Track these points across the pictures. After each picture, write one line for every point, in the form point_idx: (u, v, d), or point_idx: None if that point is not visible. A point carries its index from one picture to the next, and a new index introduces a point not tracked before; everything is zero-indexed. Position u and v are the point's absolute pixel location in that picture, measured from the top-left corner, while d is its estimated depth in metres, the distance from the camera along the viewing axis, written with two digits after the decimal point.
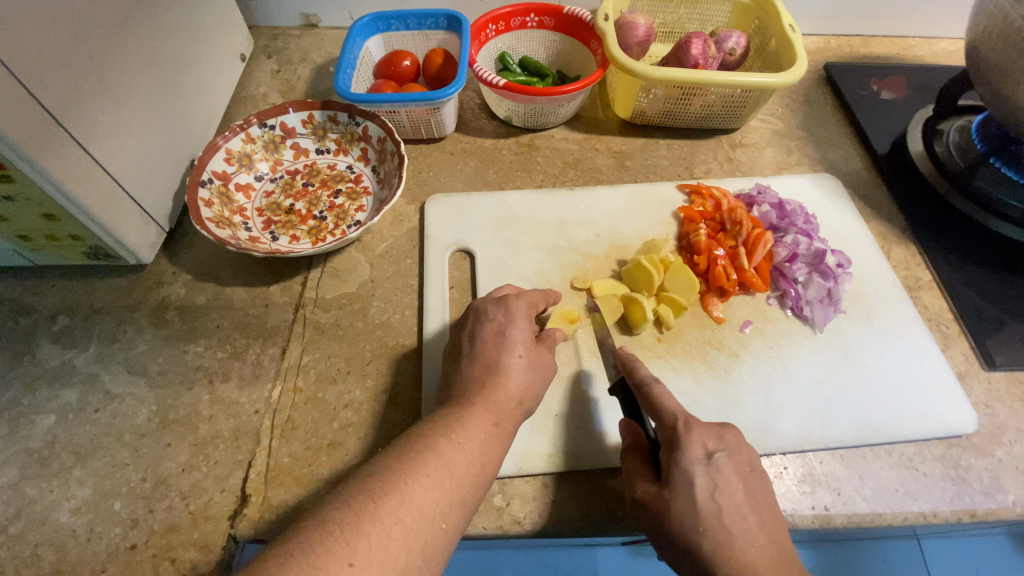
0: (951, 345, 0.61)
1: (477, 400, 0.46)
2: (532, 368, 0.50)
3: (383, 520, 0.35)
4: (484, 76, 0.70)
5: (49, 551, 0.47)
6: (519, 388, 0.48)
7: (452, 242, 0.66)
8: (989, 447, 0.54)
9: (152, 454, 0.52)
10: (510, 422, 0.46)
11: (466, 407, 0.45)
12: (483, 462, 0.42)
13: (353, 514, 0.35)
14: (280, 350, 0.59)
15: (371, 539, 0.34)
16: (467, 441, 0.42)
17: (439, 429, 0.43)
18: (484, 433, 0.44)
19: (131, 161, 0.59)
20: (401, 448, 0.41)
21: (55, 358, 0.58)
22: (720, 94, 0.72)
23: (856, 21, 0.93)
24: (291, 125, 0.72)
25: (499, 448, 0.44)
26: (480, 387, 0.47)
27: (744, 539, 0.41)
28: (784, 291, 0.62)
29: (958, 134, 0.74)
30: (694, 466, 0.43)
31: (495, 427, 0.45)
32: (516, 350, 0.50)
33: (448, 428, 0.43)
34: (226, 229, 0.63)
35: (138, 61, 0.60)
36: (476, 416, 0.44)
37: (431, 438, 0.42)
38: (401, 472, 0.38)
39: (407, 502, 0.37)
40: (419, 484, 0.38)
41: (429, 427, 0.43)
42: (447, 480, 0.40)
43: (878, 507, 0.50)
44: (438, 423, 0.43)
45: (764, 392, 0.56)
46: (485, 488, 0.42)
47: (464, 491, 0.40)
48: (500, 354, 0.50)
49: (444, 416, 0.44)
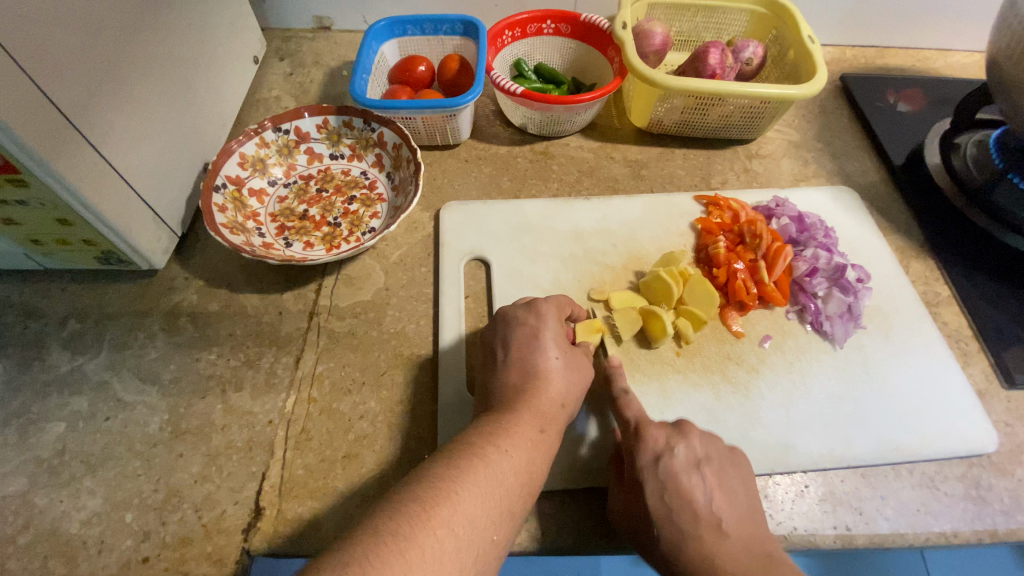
0: (970, 362, 0.60)
1: (521, 406, 0.46)
2: (571, 370, 0.50)
3: (436, 530, 0.34)
4: (501, 84, 0.69)
5: (60, 562, 0.46)
6: (559, 393, 0.48)
7: (468, 250, 0.66)
8: (1009, 467, 0.53)
9: (164, 464, 0.51)
10: (554, 428, 0.46)
11: (509, 414, 0.45)
12: (529, 472, 0.42)
13: (406, 524, 0.34)
14: (294, 359, 0.58)
15: (426, 551, 0.33)
16: (513, 450, 0.42)
17: (484, 438, 0.42)
18: (529, 443, 0.43)
19: (145, 165, 0.58)
20: (446, 456, 0.41)
21: (65, 364, 0.57)
22: (739, 105, 0.71)
23: (872, 32, 0.92)
24: (305, 130, 0.71)
25: (544, 457, 0.44)
26: (522, 392, 0.47)
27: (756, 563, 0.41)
28: (803, 305, 0.61)
29: (976, 148, 0.73)
30: (645, 470, 0.45)
31: (540, 434, 0.45)
32: (552, 351, 0.50)
33: (493, 436, 0.43)
34: (240, 235, 0.62)
35: (153, 64, 0.59)
36: (521, 425, 0.44)
37: (477, 446, 0.41)
38: (451, 481, 0.38)
39: (458, 512, 0.36)
40: (469, 494, 0.37)
41: (473, 436, 0.43)
42: (496, 491, 0.39)
43: (899, 527, 0.49)
44: (481, 432, 0.43)
45: (785, 408, 0.56)
46: (531, 499, 0.42)
47: (511, 501, 0.40)
48: (530, 355, 0.49)
49: (489, 423, 0.44)
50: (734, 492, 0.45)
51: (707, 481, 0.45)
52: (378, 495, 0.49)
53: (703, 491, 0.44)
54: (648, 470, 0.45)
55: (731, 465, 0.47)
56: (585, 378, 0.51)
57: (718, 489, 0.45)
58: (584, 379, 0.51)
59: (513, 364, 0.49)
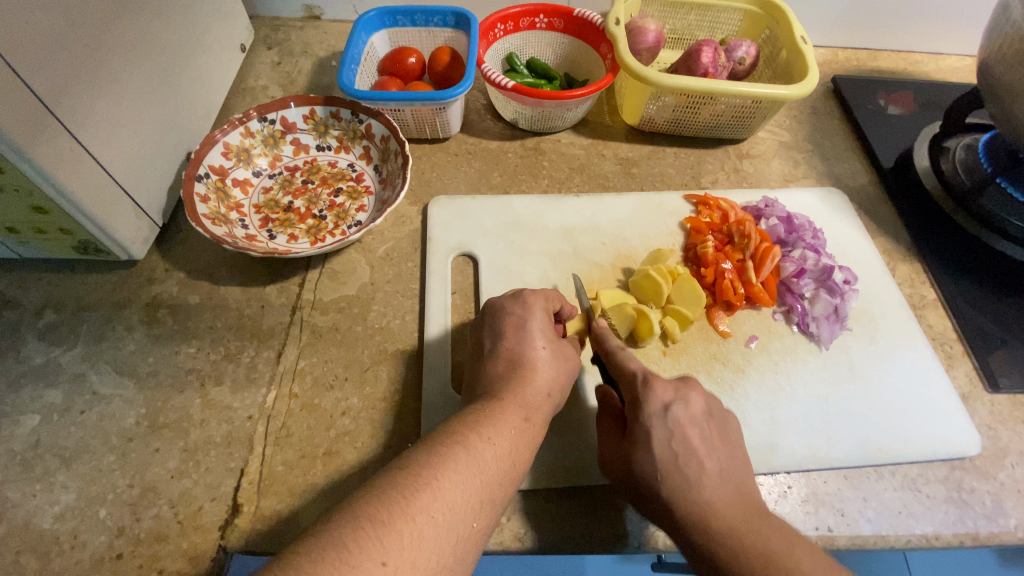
0: (955, 365, 0.61)
1: (506, 395, 0.45)
2: (557, 360, 0.50)
3: (415, 517, 0.34)
4: (492, 77, 0.68)
5: (31, 558, 0.45)
6: (548, 382, 0.48)
7: (455, 245, 0.65)
8: (991, 470, 0.54)
9: (140, 459, 0.50)
10: (539, 417, 0.46)
11: (493, 404, 0.44)
12: (513, 460, 0.41)
13: (385, 510, 0.33)
14: (275, 353, 0.57)
15: (404, 537, 0.33)
16: (496, 438, 0.41)
17: (467, 426, 0.42)
18: (513, 431, 0.43)
19: (125, 151, 0.56)
20: (428, 443, 0.40)
21: (40, 356, 0.55)
22: (730, 104, 0.71)
23: (864, 34, 0.92)
24: (292, 120, 0.70)
25: (529, 446, 0.44)
26: (508, 381, 0.47)
27: (752, 513, 0.42)
28: (790, 306, 0.61)
29: (965, 153, 0.74)
30: (653, 418, 0.44)
31: (525, 422, 0.44)
32: (539, 341, 0.50)
33: (477, 424, 0.42)
34: (222, 226, 0.61)
35: (134, 48, 0.58)
36: (506, 415, 0.43)
37: (460, 434, 0.41)
38: (432, 467, 0.37)
39: (439, 499, 0.35)
40: (450, 481, 0.37)
41: (457, 424, 0.42)
42: (478, 479, 0.38)
43: (881, 528, 0.50)
44: (465, 420, 0.42)
45: (770, 408, 0.56)
46: (513, 488, 0.41)
47: (493, 490, 0.39)
48: (516, 347, 0.49)
49: (472, 412, 0.44)
50: (733, 447, 0.46)
51: (710, 435, 0.45)
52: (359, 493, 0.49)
53: (705, 444, 0.44)
54: (656, 418, 0.44)
55: (729, 424, 0.47)
56: (569, 370, 0.50)
57: (718, 443, 0.45)
58: (570, 370, 0.50)
59: (501, 354, 0.49)
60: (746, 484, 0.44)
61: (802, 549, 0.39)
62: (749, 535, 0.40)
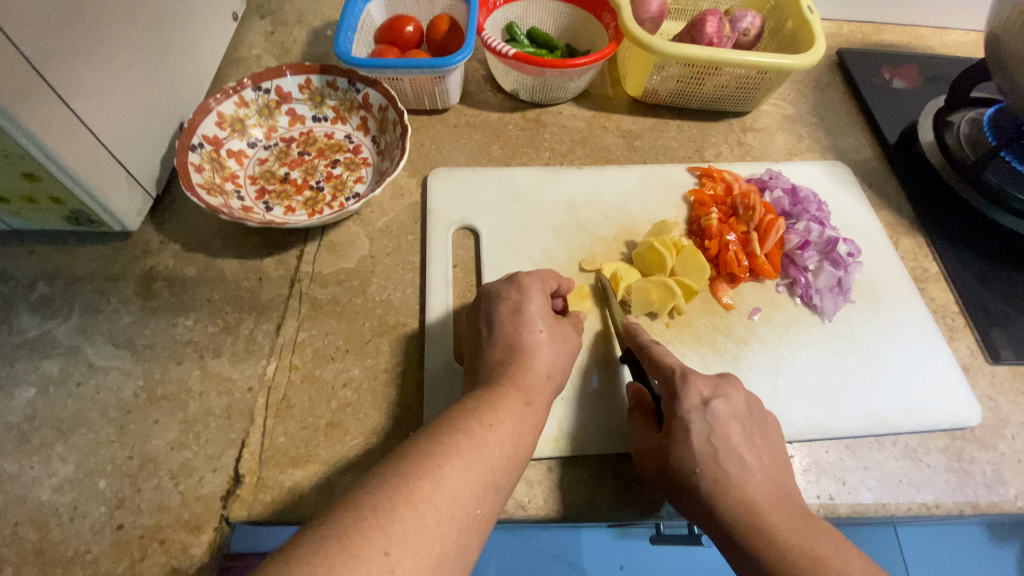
0: (957, 337, 0.61)
1: (506, 380, 0.45)
2: (556, 343, 0.49)
3: (417, 505, 0.33)
4: (493, 45, 0.67)
5: (30, 530, 0.44)
6: (548, 363, 0.48)
7: (456, 219, 0.64)
8: (991, 440, 0.54)
9: (138, 430, 0.49)
10: (540, 401, 0.46)
11: (494, 390, 0.44)
12: (515, 445, 0.41)
13: (387, 499, 0.33)
14: (274, 326, 0.56)
15: (407, 525, 0.32)
16: (498, 424, 0.41)
17: (468, 413, 0.41)
18: (515, 416, 0.42)
19: (117, 120, 0.55)
20: (429, 432, 0.39)
21: (34, 328, 0.54)
22: (736, 75, 0.70)
23: (869, 7, 0.91)
24: (287, 90, 0.68)
25: (531, 429, 0.43)
26: (507, 367, 0.46)
27: (778, 509, 0.40)
28: (794, 279, 0.61)
29: (969, 126, 0.72)
30: (691, 412, 0.44)
31: (526, 407, 0.44)
32: (537, 325, 0.49)
33: (478, 411, 0.42)
34: (217, 197, 0.60)
35: (128, 14, 0.56)
36: (508, 403, 0.43)
37: (460, 421, 0.40)
38: (434, 456, 0.37)
39: (441, 486, 0.35)
40: (453, 468, 0.36)
41: (458, 412, 0.42)
42: (480, 466, 0.38)
43: (882, 497, 0.50)
44: (465, 408, 0.42)
45: (773, 378, 0.56)
46: (517, 473, 0.41)
47: (497, 475, 0.39)
48: (522, 321, 0.49)
49: (473, 399, 0.43)
50: None
51: None
52: (361, 463, 0.48)
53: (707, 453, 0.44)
54: None
55: None
56: (570, 351, 0.50)
57: (745, 434, 0.44)
58: (570, 351, 0.50)
59: (507, 328, 0.49)
60: (763, 482, 0.42)
61: (791, 526, 0.39)
62: (779, 530, 0.39)
